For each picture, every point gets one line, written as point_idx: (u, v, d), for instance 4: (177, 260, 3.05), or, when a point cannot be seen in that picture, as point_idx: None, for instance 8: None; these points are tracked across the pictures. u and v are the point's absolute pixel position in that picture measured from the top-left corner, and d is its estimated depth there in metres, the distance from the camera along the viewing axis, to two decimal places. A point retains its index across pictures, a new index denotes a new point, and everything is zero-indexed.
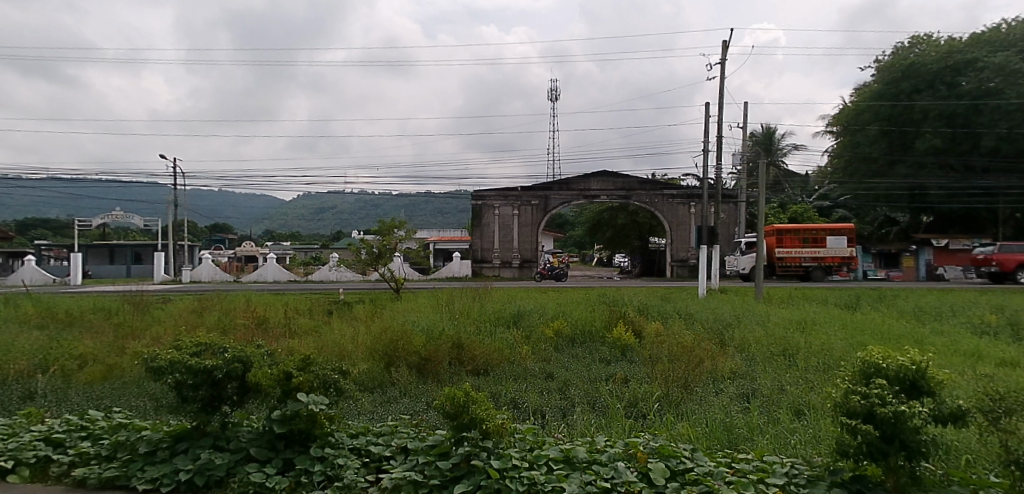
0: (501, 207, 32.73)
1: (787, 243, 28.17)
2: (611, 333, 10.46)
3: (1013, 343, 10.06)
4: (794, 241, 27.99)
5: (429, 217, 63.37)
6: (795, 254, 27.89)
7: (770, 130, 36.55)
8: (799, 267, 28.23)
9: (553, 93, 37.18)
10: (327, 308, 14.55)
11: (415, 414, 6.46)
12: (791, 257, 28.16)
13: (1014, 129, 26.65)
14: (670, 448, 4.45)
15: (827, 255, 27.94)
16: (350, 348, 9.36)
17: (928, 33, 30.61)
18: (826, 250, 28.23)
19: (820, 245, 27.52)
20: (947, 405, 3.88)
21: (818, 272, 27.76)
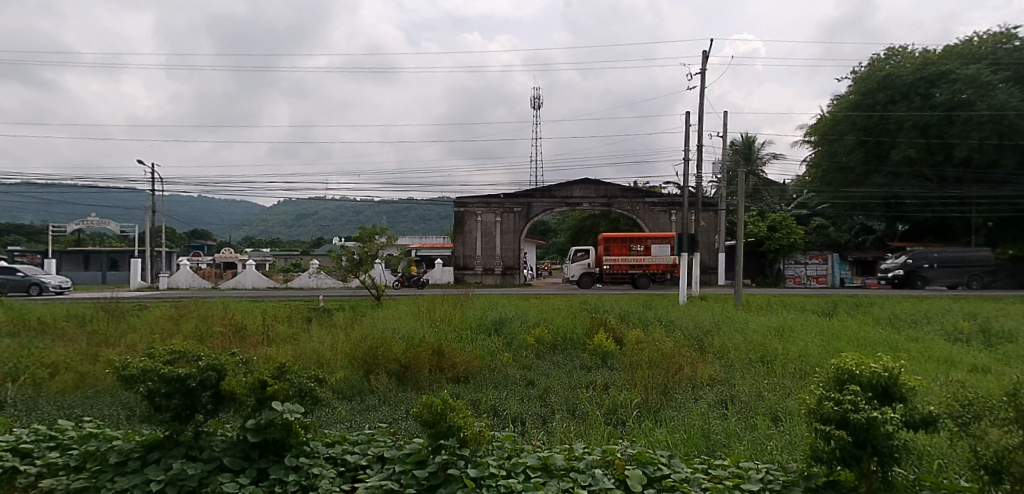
0: (483, 214, 32.75)
1: (615, 251, 28.87)
2: (592, 340, 10.48)
3: (985, 350, 10.24)
4: (622, 249, 28.73)
5: (411, 224, 63.09)
6: (622, 262, 28.60)
7: (750, 139, 36.93)
8: (626, 275, 28.97)
9: (536, 101, 37.35)
10: (307, 315, 14.43)
11: (393, 422, 6.41)
12: (618, 265, 28.92)
13: (985, 140, 27.19)
14: (647, 455, 4.46)
15: (652, 262, 28.74)
16: (329, 356, 9.24)
17: (903, 45, 31.17)
18: (652, 258, 28.97)
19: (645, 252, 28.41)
20: (918, 411, 3.92)
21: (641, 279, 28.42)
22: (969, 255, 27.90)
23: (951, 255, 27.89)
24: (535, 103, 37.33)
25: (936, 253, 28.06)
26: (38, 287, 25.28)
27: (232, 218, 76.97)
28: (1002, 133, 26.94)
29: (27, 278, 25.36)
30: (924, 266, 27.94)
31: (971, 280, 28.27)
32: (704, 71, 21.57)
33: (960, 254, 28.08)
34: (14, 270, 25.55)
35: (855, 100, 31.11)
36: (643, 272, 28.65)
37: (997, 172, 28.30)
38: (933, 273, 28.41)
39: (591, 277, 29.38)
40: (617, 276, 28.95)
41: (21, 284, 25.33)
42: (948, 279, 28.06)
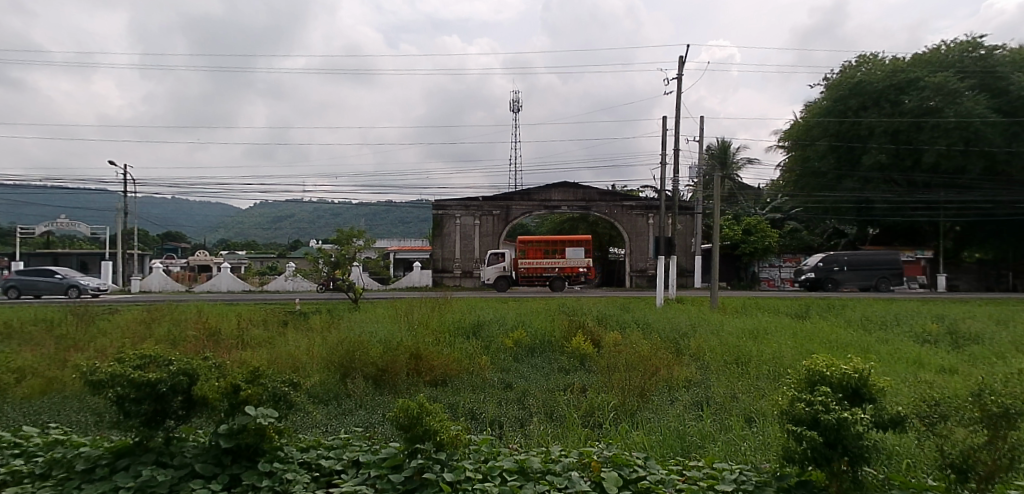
0: (462, 217, 32.69)
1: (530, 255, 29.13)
2: (570, 342, 10.52)
3: (952, 351, 10.50)
4: (536, 253, 29.03)
5: (390, 226, 62.75)
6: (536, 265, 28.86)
7: (725, 144, 37.39)
8: (541, 278, 29.24)
9: (515, 104, 37.40)
10: (282, 318, 14.26)
11: (369, 426, 6.37)
12: (533, 268, 29.18)
13: (952, 147, 27.88)
14: (623, 457, 4.49)
15: (566, 265, 29.11)
16: (304, 360, 9.15)
17: (873, 53, 31.75)
18: (566, 261, 29.50)
19: (558, 255, 28.78)
20: (887, 412, 4.00)
21: (557, 282, 28.94)
22: (877, 258, 28.83)
23: (861, 258, 28.74)
24: (513, 106, 37.40)
25: (847, 256, 28.88)
26: (74, 289, 25.95)
27: (207, 221, 75.79)
28: (968, 139, 27.66)
29: (65, 281, 26.03)
30: (835, 269, 28.67)
31: (881, 282, 29.22)
32: (679, 76, 21.84)
33: (870, 257, 28.98)
34: (51, 273, 26.24)
35: (827, 107, 31.71)
36: (559, 275, 29.12)
37: (964, 177, 29.03)
38: (845, 275, 29.24)
39: (507, 280, 29.56)
40: (533, 280, 29.34)
41: (58, 287, 26.04)
42: (859, 282, 28.93)
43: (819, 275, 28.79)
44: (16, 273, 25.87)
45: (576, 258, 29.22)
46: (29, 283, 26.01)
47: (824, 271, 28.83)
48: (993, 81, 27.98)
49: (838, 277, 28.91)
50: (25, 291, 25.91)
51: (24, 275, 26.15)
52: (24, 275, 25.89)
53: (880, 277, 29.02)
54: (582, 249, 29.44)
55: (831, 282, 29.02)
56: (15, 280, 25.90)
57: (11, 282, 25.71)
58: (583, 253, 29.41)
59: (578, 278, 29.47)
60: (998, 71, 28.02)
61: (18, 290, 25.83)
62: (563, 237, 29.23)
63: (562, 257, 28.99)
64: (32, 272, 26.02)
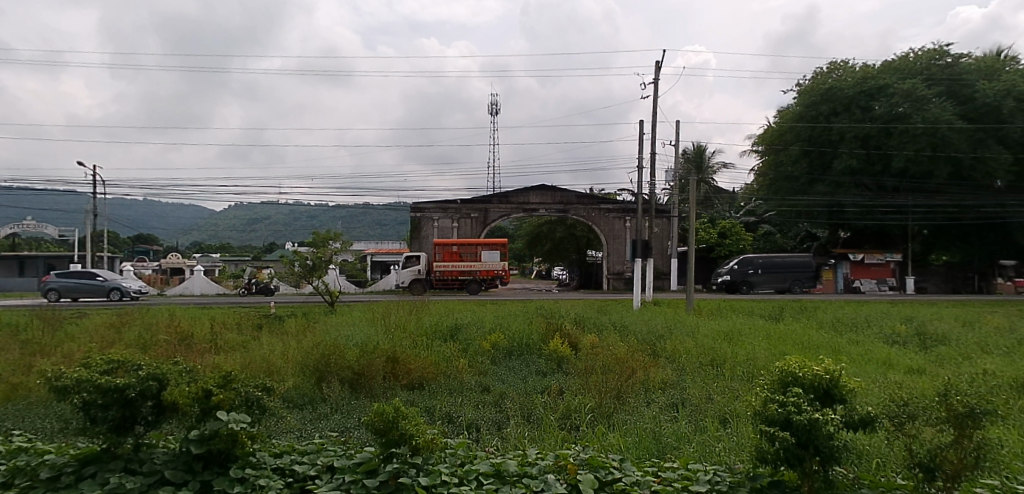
0: (440, 219, 32.60)
1: (446, 257, 29.13)
2: (547, 345, 10.55)
3: (920, 352, 10.73)
4: (452, 256, 29.07)
5: (367, 229, 62.34)
6: (452, 267, 28.86)
7: (701, 148, 37.86)
8: (457, 281, 29.21)
9: (493, 107, 37.40)
10: (257, 322, 14.03)
11: (344, 431, 6.31)
12: (449, 271, 29.17)
13: (920, 152, 28.55)
14: (599, 459, 4.51)
15: (482, 268, 29.17)
16: (279, 364, 9.04)
17: (844, 60, 32.36)
18: (483, 264, 29.57)
19: (474, 258, 28.83)
20: (857, 412, 4.07)
21: (472, 285, 28.82)
22: (791, 261, 29.45)
23: (775, 261, 29.35)
24: (492, 109, 37.39)
25: (760, 259, 29.49)
26: (117, 293, 24.67)
27: (179, 223, 74.44)
28: (935, 145, 28.34)
29: (107, 284, 24.75)
30: (749, 272, 29.13)
31: (796, 285, 29.74)
32: (656, 81, 22.09)
33: (783, 260, 29.56)
34: (93, 275, 24.98)
35: (800, 112, 32.27)
36: (475, 278, 29.13)
37: (931, 182, 29.75)
38: (760, 278, 29.70)
39: (423, 283, 29.31)
40: (449, 283, 29.27)
41: (100, 290, 24.78)
42: (773, 284, 29.49)
43: (734, 278, 29.34)
44: (57, 275, 24.71)
45: (492, 262, 29.31)
46: (70, 286, 24.68)
47: (739, 274, 29.25)
48: (959, 88, 28.76)
49: (753, 280, 29.48)
50: (68, 294, 24.72)
51: (66, 277, 24.98)
52: (65, 278, 24.66)
53: (794, 279, 29.57)
54: (499, 252, 29.58)
55: (746, 284, 29.54)
56: (57, 282, 24.72)
57: (52, 283, 24.52)
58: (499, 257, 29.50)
59: (495, 282, 29.52)
60: (963, 78, 28.81)
61: (61, 293, 24.63)
62: (480, 241, 29.36)
63: (478, 261, 29.08)
64: (73, 275, 24.79)
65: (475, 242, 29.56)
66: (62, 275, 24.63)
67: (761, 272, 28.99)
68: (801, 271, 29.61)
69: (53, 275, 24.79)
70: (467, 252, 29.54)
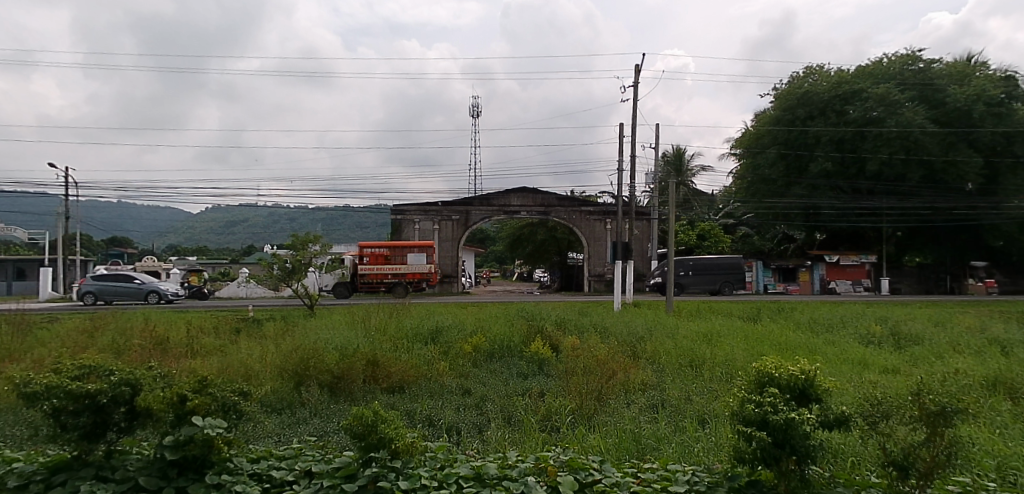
0: (421, 222, 32.47)
1: (371, 260, 28.39)
2: (528, 347, 10.57)
3: (894, 352, 10.92)
4: (378, 258, 28.39)
5: (348, 231, 61.93)
6: (378, 270, 28.17)
7: (680, 151, 38.25)
8: (382, 284, 28.56)
9: (474, 109, 37.37)
10: (235, 326, 13.81)
11: (324, 436, 6.25)
12: (374, 274, 28.46)
13: (893, 156, 29.16)
14: (579, 461, 4.52)
15: (409, 270, 28.75)
16: (257, 369, 8.93)
17: (820, 64, 32.88)
18: (409, 266, 29.14)
19: (402, 260, 28.34)
20: (832, 412, 4.13)
21: (399, 288, 28.28)
22: (720, 263, 29.96)
23: (705, 263, 29.78)
24: (473, 112, 37.34)
25: (692, 261, 29.72)
26: (155, 295, 25.57)
27: (156, 225, 73.29)
28: (908, 148, 28.92)
29: (145, 287, 25.61)
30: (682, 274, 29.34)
31: (726, 286, 30.27)
32: (636, 85, 22.30)
33: (712, 262, 30.01)
34: (130, 278, 25.83)
35: (777, 115, 32.55)
36: (402, 281, 28.68)
37: (904, 184, 30.35)
38: (691, 280, 29.90)
39: (346, 287, 28.35)
40: (376, 285, 28.48)
41: (138, 293, 25.65)
42: (704, 285, 29.72)
43: (666, 279, 29.50)
44: (94, 278, 25.45)
45: (419, 264, 28.99)
46: (108, 289, 25.44)
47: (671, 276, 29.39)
48: (931, 93, 29.38)
49: (684, 282, 29.70)
50: (107, 297, 25.50)
51: (102, 281, 25.71)
52: (102, 280, 25.40)
53: (722, 281, 30.12)
54: (426, 254, 29.31)
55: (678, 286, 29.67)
56: (94, 285, 25.40)
57: (90, 288, 25.24)
58: (425, 259, 29.20)
59: (421, 285, 29.26)
60: (935, 83, 29.44)
61: (98, 296, 25.32)
62: (407, 242, 28.91)
63: (405, 263, 28.62)
64: (111, 278, 25.56)
65: (401, 243, 29.04)
66: (99, 278, 25.34)
67: (693, 274, 29.33)
68: (729, 273, 30.25)
69: (90, 279, 25.48)
70: (393, 254, 28.97)
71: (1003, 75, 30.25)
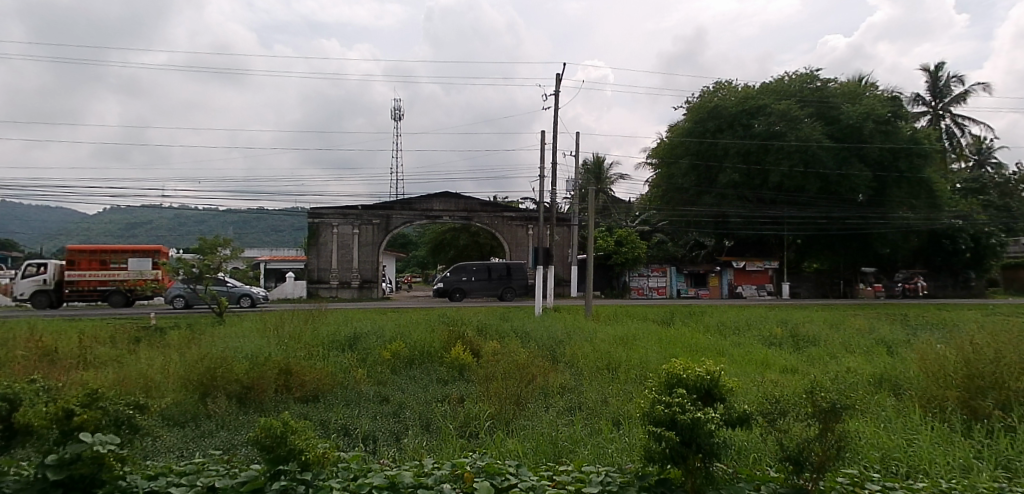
0: (340, 226, 31.68)
1: (82, 265, 24.58)
2: (449, 353, 10.49)
3: (794, 353, 11.64)
4: (90, 262, 24.62)
5: (262, 235, 59.45)
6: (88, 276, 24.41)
7: (599, 159, 39.35)
8: (95, 291, 24.74)
9: (396, 112, 36.87)
10: (134, 335, 12.96)
11: (229, 449, 5.95)
12: (84, 281, 24.58)
13: (794, 169, 31.14)
14: (495, 466, 4.54)
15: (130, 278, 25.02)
16: (159, 380, 8.41)
17: (727, 80, 34.69)
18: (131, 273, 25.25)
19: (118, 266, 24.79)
20: (734, 410, 4.34)
21: (114, 296, 24.81)
22: (501, 268, 30.03)
23: (488, 267, 29.90)
24: (394, 115, 36.84)
25: (475, 265, 29.67)
26: (248, 298, 25.05)
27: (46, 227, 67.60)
28: (806, 161, 30.97)
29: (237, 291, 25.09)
30: (462, 281, 29.39)
31: (508, 292, 30.35)
32: (557, 93, 22.73)
33: (496, 267, 30.13)
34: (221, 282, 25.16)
35: (689, 127, 33.96)
36: (119, 288, 24.88)
37: (803, 195, 32.43)
38: (473, 285, 29.82)
39: (46, 296, 24.65)
40: (85, 294, 24.66)
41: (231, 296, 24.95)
42: (486, 291, 29.79)
43: (449, 285, 29.51)
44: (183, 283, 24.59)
45: (141, 271, 24.91)
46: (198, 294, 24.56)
47: (451, 281, 29.38)
48: (827, 110, 31.64)
49: (466, 287, 29.70)
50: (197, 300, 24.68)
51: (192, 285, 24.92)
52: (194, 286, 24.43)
53: (505, 287, 30.19)
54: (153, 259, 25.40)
55: (459, 291, 29.59)
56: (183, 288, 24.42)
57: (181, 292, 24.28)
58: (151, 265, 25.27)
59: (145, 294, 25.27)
60: (830, 102, 31.73)
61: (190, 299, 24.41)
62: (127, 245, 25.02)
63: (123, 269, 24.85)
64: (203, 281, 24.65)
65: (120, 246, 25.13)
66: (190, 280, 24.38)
67: (476, 279, 29.50)
68: (511, 279, 30.49)
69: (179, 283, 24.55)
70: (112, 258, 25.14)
71: (889, 96, 33.03)
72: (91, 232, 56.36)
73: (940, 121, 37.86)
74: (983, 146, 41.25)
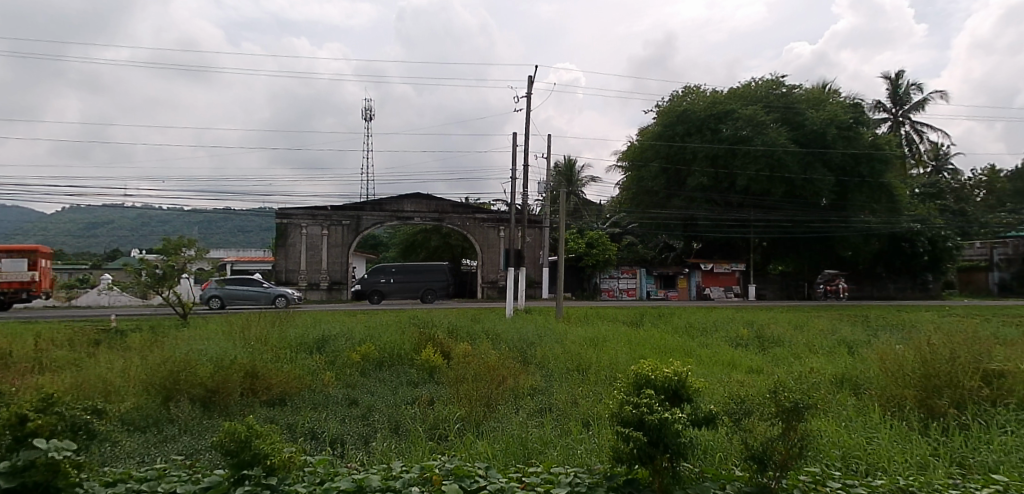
0: (309, 227, 31.27)
1: None
2: (419, 355, 10.43)
3: (759, 353, 11.91)
4: None
5: (228, 236, 58.31)
6: None
7: (571, 162, 39.62)
8: None
9: (366, 112, 36.54)
10: (94, 338, 12.59)
11: (192, 454, 5.82)
12: None
13: (760, 173, 31.72)
14: (464, 468, 4.52)
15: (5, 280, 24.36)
16: (119, 384, 8.19)
17: (696, 85, 35.21)
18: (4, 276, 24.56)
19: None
20: (700, 410, 4.40)
21: None
22: (420, 269, 29.66)
23: (407, 268, 29.43)
24: (365, 115, 36.46)
25: (393, 267, 29.22)
26: (283, 299, 25.77)
27: None
28: (772, 166, 31.58)
29: (273, 292, 25.80)
30: (379, 283, 28.84)
31: (428, 294, 29.80)
32: (529, 95, 22.82)
33: (416, 269, 29.66)
34: (257, 284, 25.84)
35: (659, 131, 34.36)
36: None
37: (769, 198, 33.07)
38: (391, 287, 29.28)
39: None
40: None
41: (265, 297, 25.93)
42: (404, 293, 29.22)
43: (365, 286, 28.98)
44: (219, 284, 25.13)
45: (17, 271, 24.46)
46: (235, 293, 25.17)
47: (368, 283, 28.85)
48: (792, 116, 32.31)
49: (384, 289, 29.16)
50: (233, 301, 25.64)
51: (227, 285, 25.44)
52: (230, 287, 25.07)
53: (425, 289, 29.79)
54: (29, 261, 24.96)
55: (377, 294, 29.06)
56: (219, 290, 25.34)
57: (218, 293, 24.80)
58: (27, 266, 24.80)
59: (18, 296, 24.76)
60: (796, 107, 32.44)
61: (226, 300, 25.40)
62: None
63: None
64: (238, 282, 25.54)
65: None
66: (226, 282, 25.24)
67: (393, 281, 28.98)
68: (431, 280, 30.15)
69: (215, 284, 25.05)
70: None
71: (852, 103, 33.91)
72: (48, 232, 54.54)
73: (900, 127, 38.98)
74: (941, 152, 42.65)
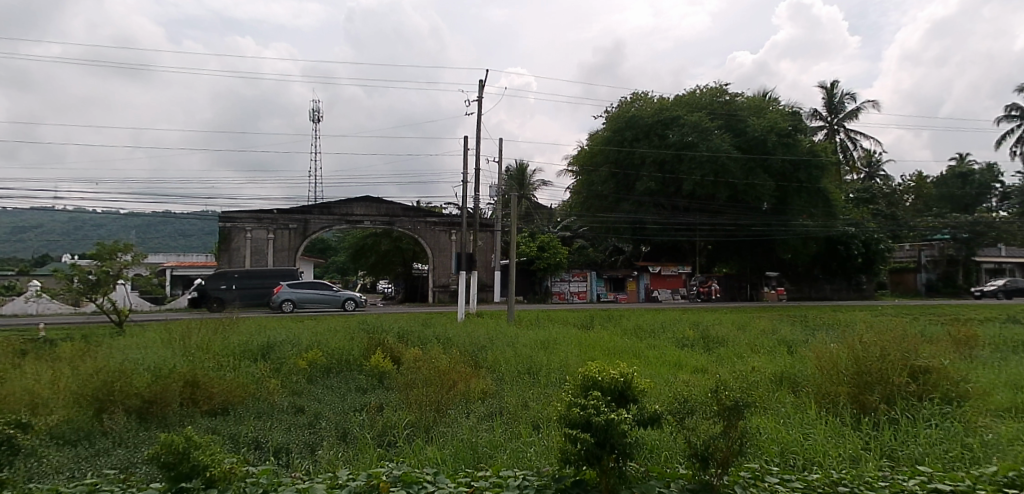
0: (253, 230, 30.39)
1: None
2: (368, 361, 10.27)
3: (704, 353, 12.26)
4: None
5: (168, 240, 56.03)
6: None
7: (523, 166, 39.88)
8: None
9: (314, 114, 35.77)
10: (18, 349, 11.87)
11: (127, 467, 5.58)
12: None
13: (705, 178, 32.47)
14: (412, 474, 4.48)
15: None
16: (46, 396, 7.77)
17: (645, 91, 35.90)
18: None
19: None
20: (645, 410, 4.49)
21: None
22: (266, 274, 27.94)
23: (253, 273, 27.96)
24: (313, 116, 35.71)
25: (236, 272, 27.76)
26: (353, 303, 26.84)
27: None
28: (717, 171, 32.40)
29: (343, 295, 26.88)
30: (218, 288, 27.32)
31: None
32: (479, 99, 22.82)
33: (262, 273, 28.12)
34: (327, 287, 26.99)
35: (608, 136, 34.88)
36: None
37: (714, 203, 33.95)
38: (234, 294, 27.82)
39: None
40: None
41: (335, 300, 26.90)
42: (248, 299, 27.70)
43: (204, 292, 27.66)
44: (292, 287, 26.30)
45: None
46: (307, 296, 26.43)
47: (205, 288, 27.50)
48: (735, 123, 33.31)
49: (226, 296, 27.66)
50: (305, 304, 26.47)
51: (300, 289, 26.55)
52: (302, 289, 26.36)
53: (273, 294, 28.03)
54: None
55: (218, 301, 27.69)
56: (292, 293, 26.27)
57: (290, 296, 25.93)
58: None
59: None
60: (738, 115, 33.51)
61: (299, 302, 26.22)
62: None
63: None
64: (311, 287, 26.62)
65: None
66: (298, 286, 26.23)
67: (234, 286, 27.43)
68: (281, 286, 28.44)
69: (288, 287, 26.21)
70: None
71: (790, 111, 35.24)
72: None
73: (836, 135, 40.75)
74: (873, 159, 44.81)
